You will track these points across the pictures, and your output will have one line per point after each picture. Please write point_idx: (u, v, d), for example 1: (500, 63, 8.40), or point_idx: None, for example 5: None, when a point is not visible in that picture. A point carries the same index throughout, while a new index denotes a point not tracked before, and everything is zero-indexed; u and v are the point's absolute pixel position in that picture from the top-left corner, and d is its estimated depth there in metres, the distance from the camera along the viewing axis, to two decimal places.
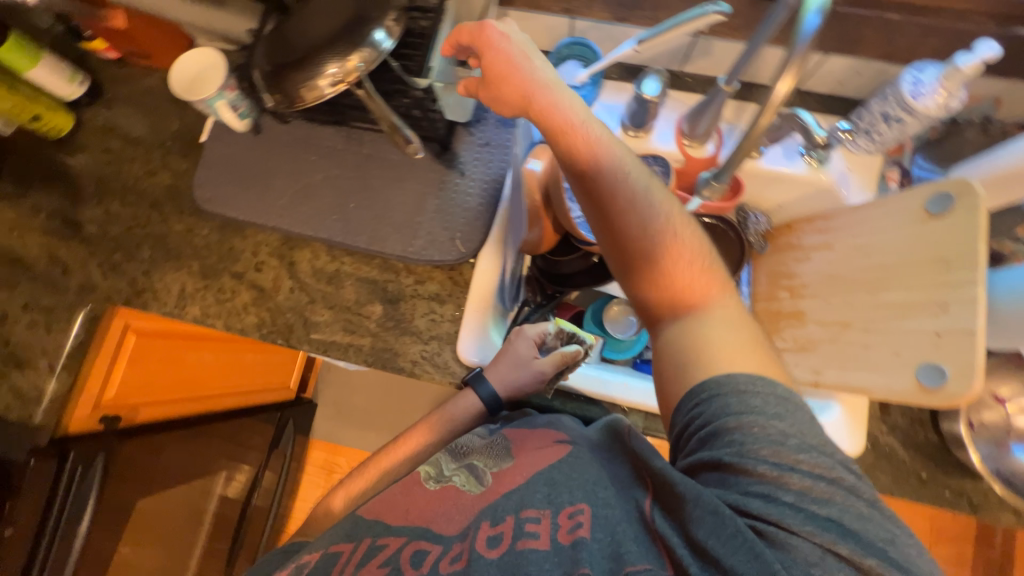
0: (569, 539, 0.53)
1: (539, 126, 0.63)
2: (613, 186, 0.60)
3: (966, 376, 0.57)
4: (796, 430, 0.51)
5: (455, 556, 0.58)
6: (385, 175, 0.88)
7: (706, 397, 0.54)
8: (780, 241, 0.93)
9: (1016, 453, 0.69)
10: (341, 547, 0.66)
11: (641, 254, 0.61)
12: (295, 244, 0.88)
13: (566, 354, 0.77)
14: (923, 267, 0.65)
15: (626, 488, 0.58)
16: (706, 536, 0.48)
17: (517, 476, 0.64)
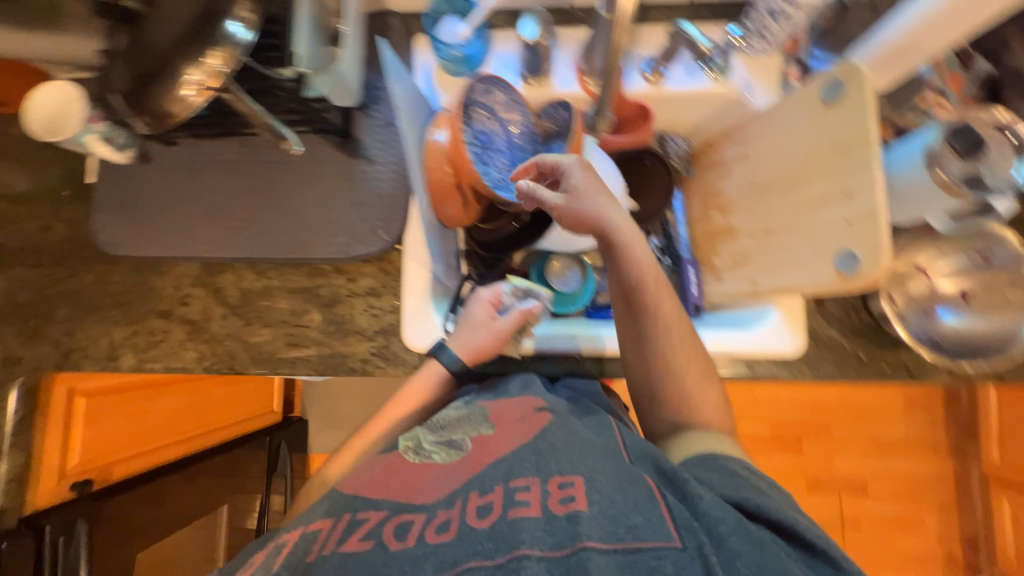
0: (563, 509, 0.56)
1: (605, 238, 0.71)
2: (656, 303, 0.71)
3: (875, 255, 0.58)
4: (763, 477, 0.62)
5: (442, 525, 0.56)
6: (292, 179, 0.84)
7: (705, 460, 0.64)
8: (703, 161, 0.94)
9: (943, 317, 0.71)
10: (320, 524, 0.61)
11: (666, 358, 0.72)
12: (217, 269, 0.85)
13: (523, 312, 0.76)
14: (828, 157, 0.65)
15: (611, 454, 0.63)
16: (714, 521, 0.53)
17: (499, 446, 0.65)
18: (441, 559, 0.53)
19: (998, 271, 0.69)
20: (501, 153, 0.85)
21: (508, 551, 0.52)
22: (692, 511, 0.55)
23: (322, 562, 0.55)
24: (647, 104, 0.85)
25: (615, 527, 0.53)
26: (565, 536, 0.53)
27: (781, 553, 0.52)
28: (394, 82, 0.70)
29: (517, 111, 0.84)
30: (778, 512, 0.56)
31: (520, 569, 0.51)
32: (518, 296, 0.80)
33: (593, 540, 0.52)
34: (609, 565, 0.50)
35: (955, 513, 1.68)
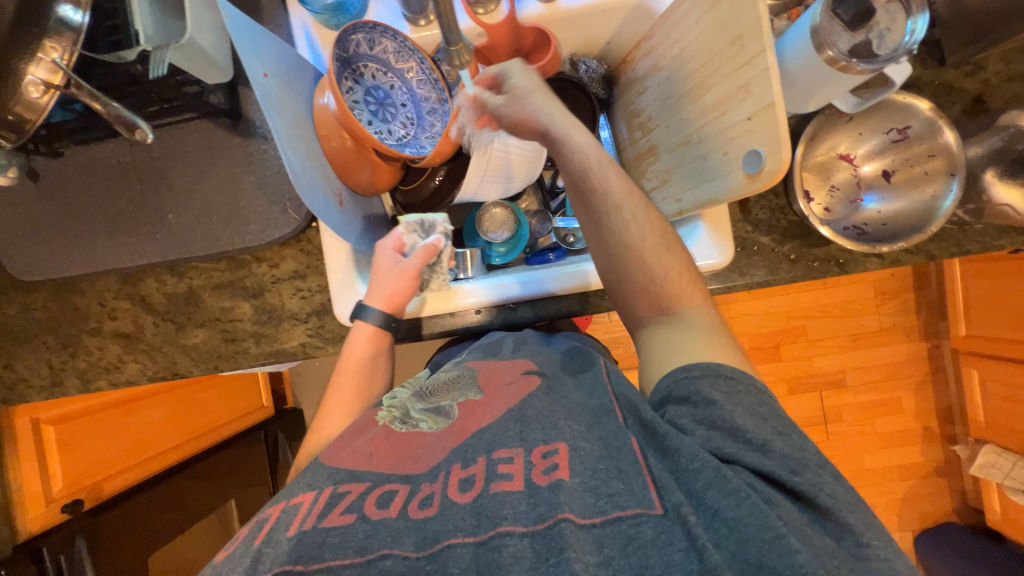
0: (547, 479, 0.50)
1: (554, 128, 0.66)
2: (611, 191, 0.64)
3: (776, 151, 0.56)
4: (752, 405, 0.54)
5: (425, 500, 0.51)
6: (189, 171, 0.79)
7: (680, 381, 0.57)
8: (622, 80, 0.89)
9: (866, 204, 0.72)
10: (302, 497, 0.53)
11: (636, 251, 0.64)
12: (137, 278, 0.83)
13: (426, 246, 0.78)
14: (726, 52, 0.61)
15: (599, 415, 0.59)
16: (693, 477, 0.48)
17: (483, 414, 0.61)
18: (423, 535, 0.47)
19: (913, 143, 0.67)
20: (403, 107, 0.82)
21: (490, 528, 0.46)
22: (674, 469, 0.50)
23: (300, 540, 0.47)
24: (545, 26, 0.79)
25: (596, 499, 0.48)
26: (547, 508, 0.47)
27: (767, 505, 0.46)
28: (258, 45, 0.64)
29: (410, 59, 0.79)
30: (766, 458, 0.49)
31: (502, 548, 0.45)
32: (416, 231, 0.81)
33: (574, 513, 0.46)
34: (588, 541, 0.45)
35: (929, 389, 1.75)
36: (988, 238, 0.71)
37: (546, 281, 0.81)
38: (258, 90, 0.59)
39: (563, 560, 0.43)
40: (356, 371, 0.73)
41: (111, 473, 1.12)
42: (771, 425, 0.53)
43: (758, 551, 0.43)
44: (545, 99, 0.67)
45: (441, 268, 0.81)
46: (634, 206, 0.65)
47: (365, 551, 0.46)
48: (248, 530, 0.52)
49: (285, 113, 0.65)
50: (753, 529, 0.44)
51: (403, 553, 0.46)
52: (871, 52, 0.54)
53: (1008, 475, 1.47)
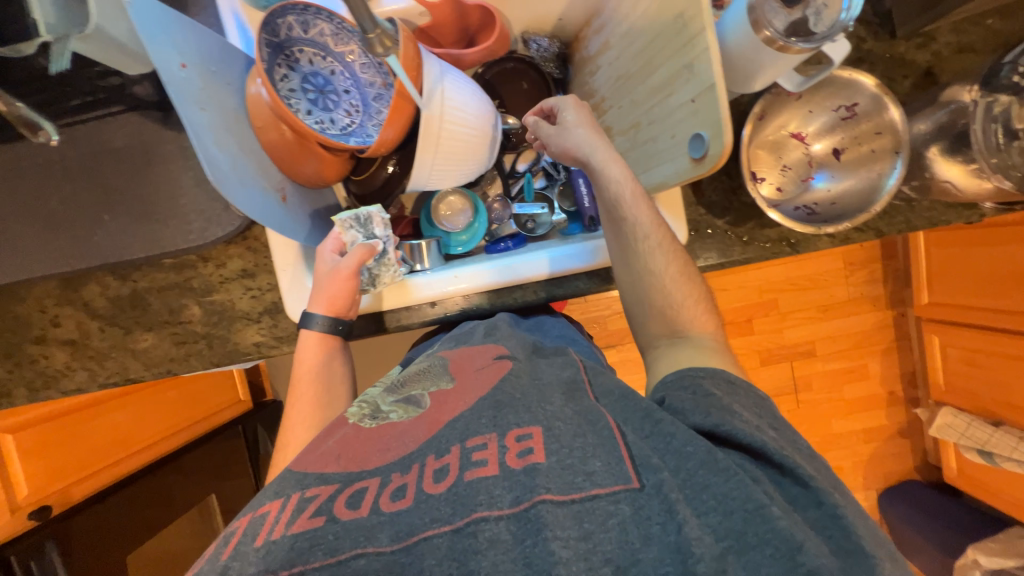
0: (521, 463, 0.47)
1: (592, 161, 0.65)
2: (640, 216, 0.64)
3: (718, 133, 0.54)
4: (751, 405, 0.55)
5: (397, 492, 0.47)
6: (122, 168, 0.75)
7: (682, 377, 0.57)
8: (576, 59, 0.86)
9: (816, 183, 0.72)
10: (269, 506, 0.48)
11: (659, 277, 0.64)
12: (77, 283, 0.79)
13: (364, 246, 0.74)
14: (670, 30, 0.59)
15: (574, 391, 0.57)
16: (685, 456, 0.47)
17: (458, 402, 0.57)
18: (398, 528, 0.44)
19: (861, 121, 0.67)
20: (346, 94, 0.77)
21: (466, 514, 0.44)
22: (661, 446, 0.49)
23: (269, 550, 0.43)
24: (490, 6, 0.76)
25: (574, 476, 0.46)
26: (523, 491, 0.45)
27: (753, 480, 0.46)
28: (175, 31, 0.60)
29: (349, 42, 0.75)
30: (758, 433, 0.50)
31: (478, 534, 0.43)
32: (354, 227, 0.77)
33: (551, 492, 0.45)
34: (567, 517, 0.44)
35: (895, 355, 1.80)
36: (936, 214, 0.71)
37: (533, 268, 0.81)
38: (171, 83, 0.56)
39: (540, 541, 0.42)
40: (309, 377, 0.71)
41: (81, 475, 1.10)
42: (767, 420, 0.53)
43: (743, 521, 0.43)
44: (591, 135, 0.66)
45: (389, 262, 0.78)
46: (660, 236, 0.64)
47: (336, 552, 0.42)
48: (214, 547, 0.47)
49: (210, 106, 0.62)
50: (740, 502, 0.44)
51: (377, 548, 0.43)
52: (808, 30, 0.53)
53: (964, 434, 1.51)
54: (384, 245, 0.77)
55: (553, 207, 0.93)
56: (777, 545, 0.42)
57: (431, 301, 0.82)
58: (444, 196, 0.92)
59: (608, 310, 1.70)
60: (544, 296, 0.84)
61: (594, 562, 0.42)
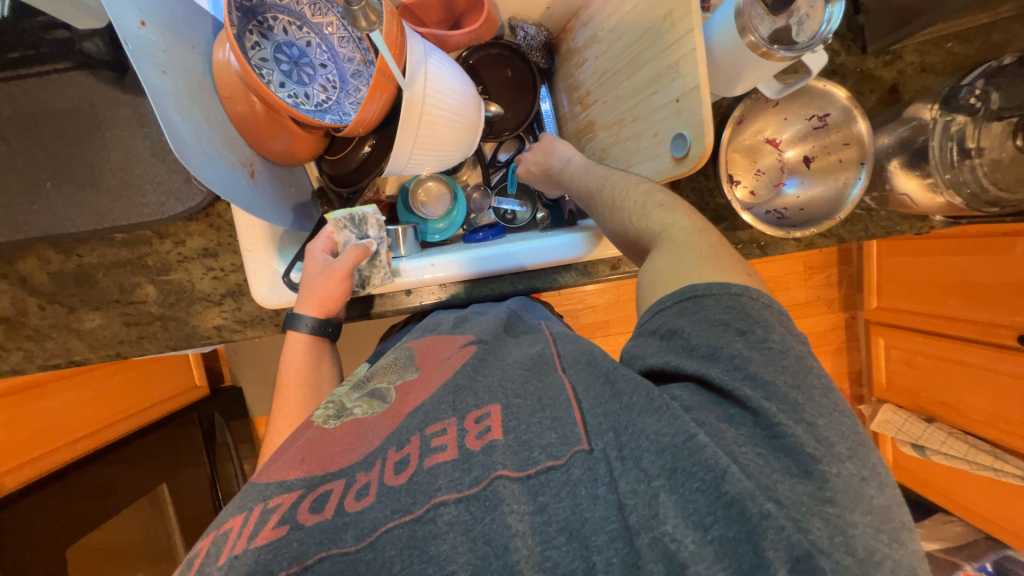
0: (480, 442, 0.47)
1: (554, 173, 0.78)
2: (585, 173, 0.71)
3: (700, 135, 0.55)
4: (716, 316, 0.48)
5: (362, 490, 0.45)
6: (67, 133, 0.68)
7: (651, 318, 0.52)
8: (563, 50, 0.86)
9: (787, 188, 0.76)
10: (230, 522, 0.46)
11: (617, 204, 0.64)
12: (11, 256, 0.72)
13: (358, 247, 0.72)
14: (656, 28, 0.59)
15: (539, 365, 0.56)
16: (628, 408, 0.46)
17: (420, 392, 0.56)
18: (362, 527, 0.42)
19: (831, 131, 0.69)
20: (323, 68, 0.73)
21: (426, 501, 0.43)
22: (612, 404, 0.47)
23: (231, 566, 0.41)
24: None
25: (529, 451, 0.45)
26: (481, 470, 0.44)
27: (685, 411, 0.45)
28: None
29: (327, 13, 0.72)
30: (709, 364, 0.46)
31: (437, 518, 0.42)
32: (348, 227, 0.75)
33: (508, 468, 0.44)
34: (522, 492, 0.43)
35: (843, 355, 1.91)
36: (891, 223, 0.76)
37: (516, 257, 0.79)
38: (129, 42, 0.51)
39: (497, 515, 0.41)
40: (298, 380, 0.70)
41: (22, 460, 1.00)
42: (733, 329, 0.47)
43: (673, 458, 0.42)
44: (560, 150, 0.79)
45: (379, 263, 0.75)
46: (619, 185, 0.65)
47: (301, 559, 0.41)
48: (181, 568, 0.45)
49: (173, 70, 0.57)
50: (669, 438, 0.43)
51: (342, 549, 0.41)
52: (790, 39, 0.54)
53: (900, 429, 1.63)
54: (377, 246, 0.75)
55: (534, 202, 0.91)
56: (703, 476, 0.41)
57: (408, 287, 0.80)
58: (422, 181, 0.90)
59: (580, 304, 1.72)
60: (523, 288, 0.84)
61: (550, 533, 0.41)
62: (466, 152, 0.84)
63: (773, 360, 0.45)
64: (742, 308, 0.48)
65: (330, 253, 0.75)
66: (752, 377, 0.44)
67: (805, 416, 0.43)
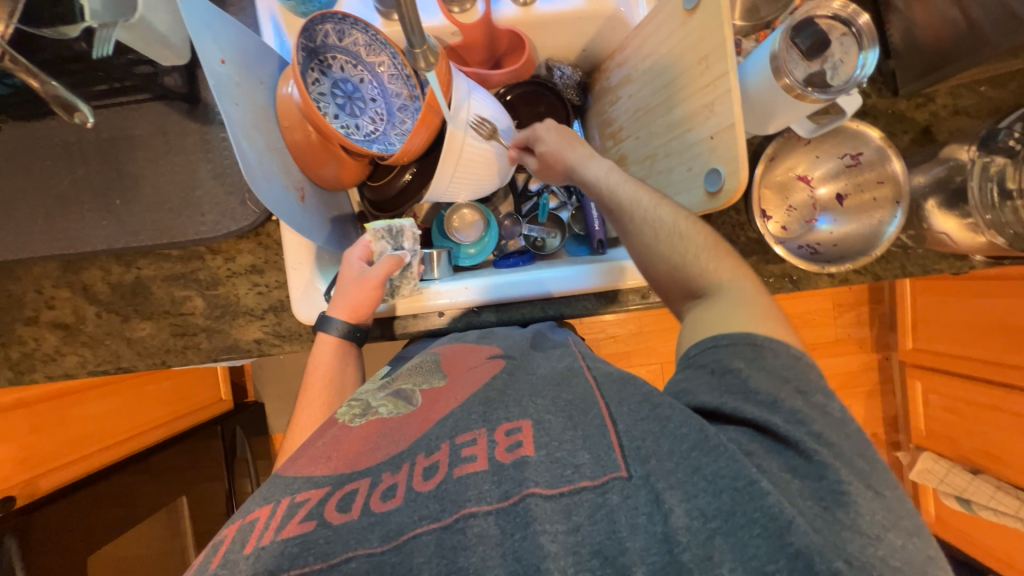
0: (510, 457, 0.46)
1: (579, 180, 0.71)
2: (625, 187, 0.65)
3: (735, 171, 0.57)
4: (778, 368, 0.49)
5: (388, 491, 0.46)
6: (141, 156, 0.74)
7: (706, 351, 0.52)
8: (597, 88, 0.90)
9: (820, 225, 0.76)
10: (257, 511, 0.46)
11: (668, 231, 0.61)
12: (78, 266, 0.78)
13: (392, 257, 0.74)
14: (693, 70, 0.62)
15: (569, 380, 0.56)
16: (678, 440, 0.45)
17: (448, 400, 0.56)
18: (388, 528, 0.43)
19: (865, 170, 0.71)
20: (373, 102, 0.78)
21: (455, 510, 0.43)
22: (659, 431, 0.47)
23: (258, 557, 0.41)
24: (520, 30, 0.79)
25: (562, 469, 0.45)
26: (512, 485, 0.44)
27: (745, 455, 0.44)
28: (214, 27, 0.60)
29: (382, 53, 0.76)
30: (771, 413, 0.47)
31: (467, 529, 0.42)
32: (385, 238, 0.77)
33: (540, 485, 0.44)
34: (555, 511, 0.42)
35: (878, 398, 1.82)
36: (929, 262, 0.75)
37: (544, 283, 0.81)
38: (210, 78, 0.57)
39: (529, 534, 0.41)
40: (324, 381, 0.71)
41: (51, 467, 1.03)
42: (793, 385, 0.48)
43: (731, 500, 0.41)
44: (572, 154, 0.72)
45: (411, 274, 0.79)
46: (643, 206, 0.63)
47: (328, 556, 0.41)
48: (204, 555, 0.45)
49: (243, 102, 0.63)
50: (728, 479, 0.42)
51: (368, 550, 0.41)
52: (824, 82, 0.58)
53: (943, 480, 1.54)
54: (410, 257, 0.78)
55: (564, 230, 0.94)
56: (765, 524, 0.39)
57: (441, 310, 0.82)
58: (459, 207, 0.94)
59: (602, 334, 1.71)
60: (552, 315, 0.84)
61: (584, 554, 0.40)
62: (502, 180, 0.88)
63: (835, 427, 0.47)
64: (796, 365, 0.50)
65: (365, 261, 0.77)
66: (815, 435, 0.46)
67: (841, 465, 0.45)
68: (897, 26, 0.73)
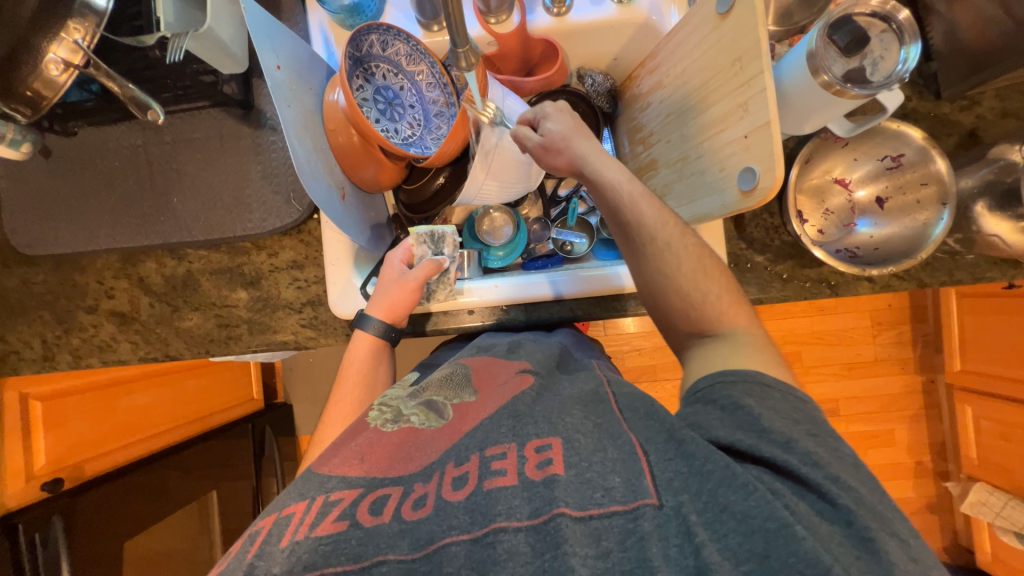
0: (541, 474, 0.46)
1: (590, 184, 0.66)
2: (650, 205, 0.63)
3: (770, 169, 0.57)
4: (786, 410, 0.50)
5: (418, 500, 0.46)
6: (197, 158, 0.80)
7: (715, 384, 0.53)
8: (626, 95, 0.91)
9: (860, 228, 0.74)
10: (293, 507, 0.47)
11: (691, 262, 0.61)
12: (136, 259, 0.83)
13: (432, 261, 0.78)
14: (727, 71, 0.62)
15: (595, 405, 0.56)
16: (703, 475, 0.44)
17: (478, 410, 0.56)
18: (417, 536, 0.43)
19: (905, 171, 0.69)
20: (411, 108, 0.82)
21: (485, 524, 0.43)
22: (683, 465, 0.46)
23: (293, 551, 0.43)
24: (554, 40, 0.81)
25: (592, 491, 0.45)
26: (542, 503, 0.44)
27: (773, 495, 0.43)
28: (271, 36, 0.65)
29: (421, 62, 0.79)
30: (788, 453, 0.46)
31: (496, 544, 0.42)
32: (426, 243, 0.82)
33: (569, 506, 0.43)
34: (584, 534, 0.42)
35: (923, 423, 1.71)
36: (979, 269, 0.73)
37: (563, 285, 0.82)
38: (269, 81, 0.62)
39: (559, 556, 0.41)
40: (356, 377, 0.73)
41: (94, 453, 1.08)
42: (803, 427, 0.49)
43: (764, 542, 0.40)
44: (581, 143, 0.67)
45: (448, 280, 0.81)
46: (670, 233, 0.62)
47: (360, 558, 0.42)
48: (241, 543, 0.46)
49: (295, 105, 0.67)
50: (760, 520, 0.41)
51: (398, 556, 0.42)
52: (864, 78, 0.58)
53: (999, 514, 1.43)
54: (449, 263, 0.81)
55: (592, 234, 0.94)
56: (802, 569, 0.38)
57: (471, 308, 0.84)
58: (495, 208, 0.96)
59: (627, 345, 1.69)
60: (580, 314, 0.85)
61: None
62: (529, 186, 0.90)
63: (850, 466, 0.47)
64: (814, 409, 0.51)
65: (406, 265, 0.80)
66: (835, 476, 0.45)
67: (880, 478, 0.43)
68: (937, 28, 0.72)
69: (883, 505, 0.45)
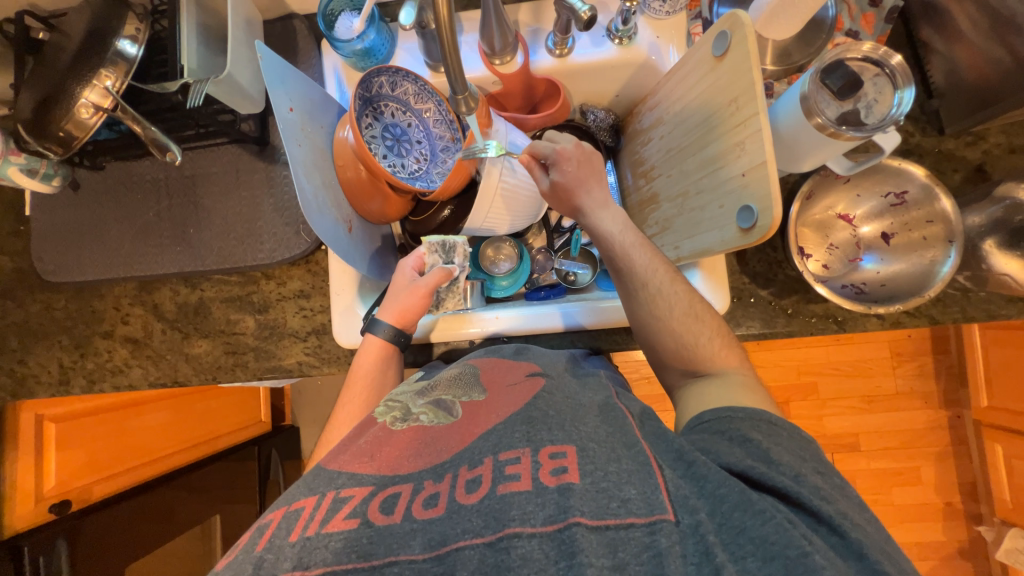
0: (555, 481, 0.45)
1: (590, 235, 0.70)
2: (643, 254, 0.65)
3: (767, 209, 0.57)
4: (793, 448, 0.49)
5: (429, 500, 0.46)
6: (214, 191, 0.83)
7: (721, 419, 0.52)
8: (629, 130, 0.93)
9: (865, 264, 0.74)
10: (303, 501, 0.47)
11: (681, 306, 0.62)
12: (152, 287, 0.87)
13: (442, 270, 0.79)
14: (724, 112, 0.63)
15: (609, 412, 0.55)
16: (717, 499, 0.44)
17: (490, 414, 0.56)
18: (430, 536, 0.42)
19: (911, 209, 0.69)
20: (419, 143, 0.86)
21: (499, 528, 0.42)
22: (697, 488, 0.45)
23: (304, 545, 0.42)
24: (556, 79, 0.84)
25: (608, 501, 0.43)
26: (558, 510, 0.42)
27: (792, 523, 0.42)
28: (285, 80, 0.69)
29: (428, 101, 0.83)
30: (795, 487, 0.45)
31: (510, 550, 0.40)
32: (438, 252, 0.82)
33: (585, 516, 0.42)
34: (600, 545, 0.40)
35: (950, 461, 1.62)
36: (994, 306, 0.70)
37: (568, 318, 0.81)
38: (280, 123, 0.65)
39: (575, 565, 0.39)
40: (366, 380, 0.72)
41: (104, 475, 1.10)
42: (810, 465, 0.48)
43: (783, 569, 0.38)
44: (586, 196, 0.70)
45: (457, 289, 0.83)
46: (661, 279, 0.63)
47: (370, 557, 0.41)
48: (249, 536, 0.46)
49: (306, 144, 0.71)
50: (779, 546, 0.39)
51: (409, 557, 0.41)
52: (858, 120, 0.59)
53: None
54: (459, 272, 0.82)
55: (596, 265, 0.94)
56: None
57: (473, 338, 0.84)
58: (490, 241, 0.97)
59: (635, 374, 1.66)
60: (583, 346, 0.84)
61: None
62: (537, 215, 0.92)
63: (855, 507, 0.45)
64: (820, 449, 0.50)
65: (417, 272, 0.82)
66: (843, 516, 0.43)
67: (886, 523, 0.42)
68: (938, 66, 0.72)
69: (895, 549, 0.43)
